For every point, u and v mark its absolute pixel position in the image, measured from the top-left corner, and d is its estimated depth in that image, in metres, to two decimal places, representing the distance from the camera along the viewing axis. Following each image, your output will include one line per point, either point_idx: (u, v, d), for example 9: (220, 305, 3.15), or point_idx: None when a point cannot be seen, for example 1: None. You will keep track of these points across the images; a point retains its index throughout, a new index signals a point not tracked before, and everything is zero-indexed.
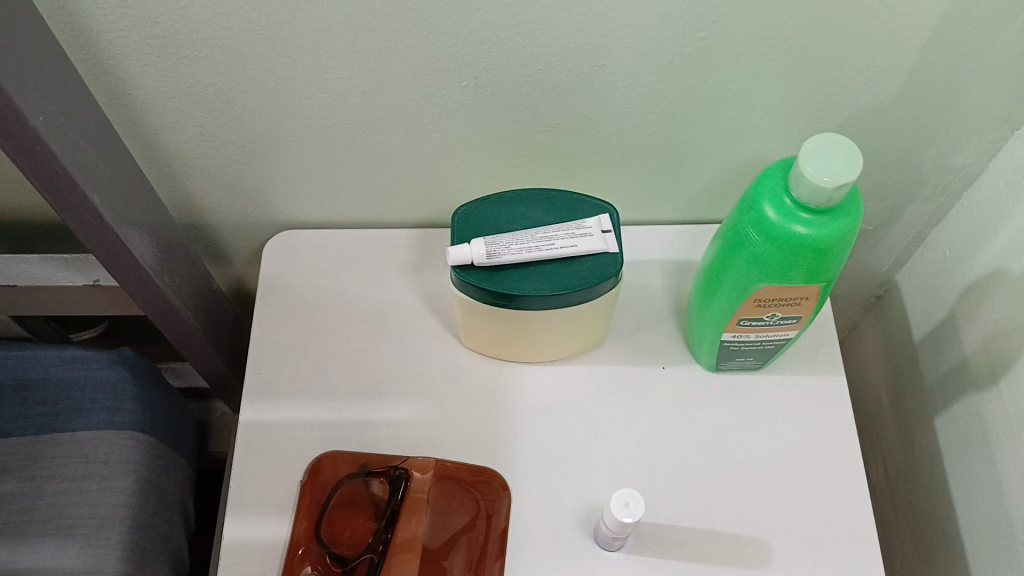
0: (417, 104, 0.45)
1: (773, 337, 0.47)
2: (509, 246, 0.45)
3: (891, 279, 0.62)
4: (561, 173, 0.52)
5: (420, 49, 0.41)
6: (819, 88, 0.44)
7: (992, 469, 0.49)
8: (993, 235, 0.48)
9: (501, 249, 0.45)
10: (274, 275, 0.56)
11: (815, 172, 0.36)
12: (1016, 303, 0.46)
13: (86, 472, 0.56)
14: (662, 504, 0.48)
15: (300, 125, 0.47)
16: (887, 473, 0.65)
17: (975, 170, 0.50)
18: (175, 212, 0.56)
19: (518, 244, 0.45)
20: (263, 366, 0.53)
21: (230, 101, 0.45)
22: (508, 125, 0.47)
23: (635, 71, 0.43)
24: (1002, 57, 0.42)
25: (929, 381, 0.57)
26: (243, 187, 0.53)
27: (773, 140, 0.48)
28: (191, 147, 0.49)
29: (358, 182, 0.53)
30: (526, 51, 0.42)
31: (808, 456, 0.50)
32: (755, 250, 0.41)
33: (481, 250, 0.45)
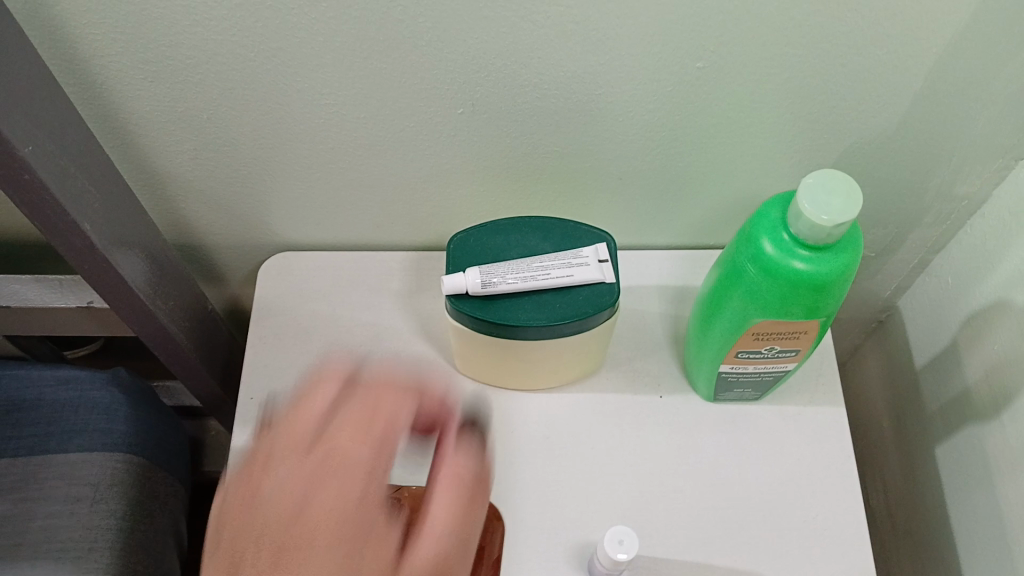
0: (414, 130, 0.45)
1: (771, 369, 0.47)
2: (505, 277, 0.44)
3: (892, 304, 0.61)
4: (559, 199, 0.51)
5: (417, 75, 0.41)
6: (820, 117, 0.43)
7: (993, 501, 0.48)
8: (995, 266, 0.48)
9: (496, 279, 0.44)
10: (269, 298, 0.56)
11: (814, 209, 0.36)
12: (1017, 334, 0.45)
13: (77, 494, 0.55)
14: (657, 536, 0.47)
15: (295, 149, 0.47)
16: (887, 499, 0.65)
17: (979, 199, 0.49)
18: (169, 234, 0.55)
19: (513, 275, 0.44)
20: (255, 391, 0.52)
21: (224, 125, 0.45)
22: (506, 151, 0.47)
23: (633, 98, 0.42)
24: (1008, 87, 0.41)
25: (930, 410, 0.56)
26: (238, 210, 0.53)
27: (774, 168, 0.48)
28: (186, 171, 0.49)
29: (355, 205, 0.52)
30: (523, 79, 0.41)
31: (807, 487, 0.49)
32: (753, 285, 0.40)
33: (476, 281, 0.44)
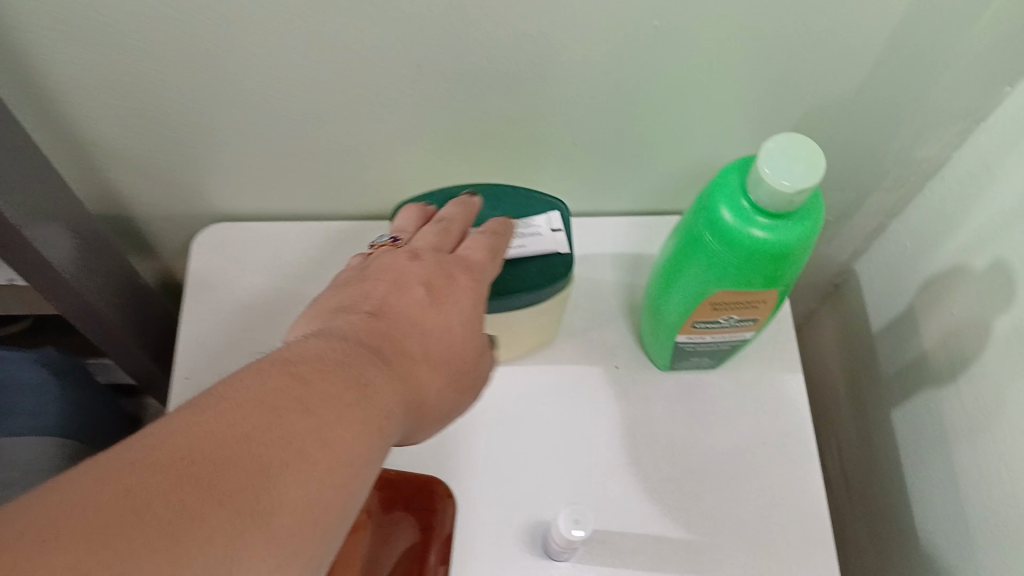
0: (355, 94, 0.42)
1: (729, 339, 0.46)
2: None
3: (849, 268, 0.60)
4: (511, 165, 0.49)
5: (357, 36, 0.38)
6: (779, 79, 0.42)
7: (949, 467, 0.48)
8: (953, 231, 0.47)
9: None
10: (207, 272, 0.53)
11: (774, 175, 0.34)
12: (975, 300, 0.44)
13: (8, 478, 0.52)
14: (613, 510, 0.46)
15: (228, 114, 0.44)
16: (842, 462, 0.64)
17: (938, 162, 0.48)
18: (97, 206, 0.52)
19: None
20: (191, 370, 0.50)
21: (149, 90, 0.42)
22: (454, 116, 0.44)
23: (587, 60, 0.40)
24: (970, 48, 0.40)
25: (886, 374, 0.56)
26: (170, 179, 0.50)
27: (731, 132, 0.46)
28: (111, 139, 0.46)
29: (296, 173, 0.50)
30: (469, 40, 0.39)
31: (764, 456, 0.48)
32: (711, 254, 0.39)
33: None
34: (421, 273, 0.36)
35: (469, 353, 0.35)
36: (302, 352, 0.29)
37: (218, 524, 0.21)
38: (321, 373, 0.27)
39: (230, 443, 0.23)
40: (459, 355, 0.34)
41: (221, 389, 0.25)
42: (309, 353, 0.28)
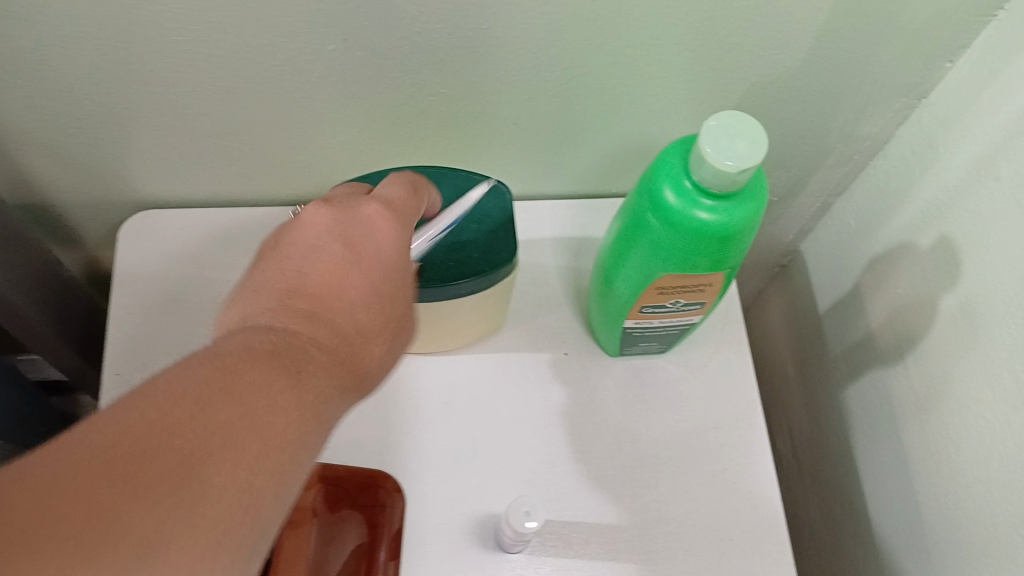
0: (282, 72, 0.40)
1: (677, 322, 0.45)
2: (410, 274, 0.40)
3: (795, 247, 0.60)
4: (450, 147, 0.48)
5: (280, 9, 0.36)
6: (721, 53, 0.41)
7: (898, 445, 0.47)
8: (898, 208, 0.46)
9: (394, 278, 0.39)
10: (135, 263, 0.51)
11: (717, 154, 0.33)
12: (921, 277, 0.44)
13: None
14: (565, 500, 0.45)
15: (148, 95, 0.41)
16: (793, 443, 0.64)
17: (882, 138, 0.48)
18: (15, 195, 0.49)
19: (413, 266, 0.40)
20: (121, 366, 0.47)
21: (61, 69, 0.39)
22: (388, 95, 0.43)
23: (523, 34, 0.39)
24: (913, 22, 0.39)
25: (834, 353, 0.56)
26: (91, 165, 0.47)
27: (674, 109, 0.45)
28: (25, 122, 0.43)
29: (225, 157, 0.48)
30: (400, 14, 0.37)
31: (715, 440, 0.47)
32: (656, 237, 0.38)
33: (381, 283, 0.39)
34: (344, 227, 0.33)
35: (406, 315, 0.35)
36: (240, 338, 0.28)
37: (153, 518, 0.22)
38: (258, 364, 0.27)
39: (167, 431, 0.23)
40: (396, 317, 0.34)
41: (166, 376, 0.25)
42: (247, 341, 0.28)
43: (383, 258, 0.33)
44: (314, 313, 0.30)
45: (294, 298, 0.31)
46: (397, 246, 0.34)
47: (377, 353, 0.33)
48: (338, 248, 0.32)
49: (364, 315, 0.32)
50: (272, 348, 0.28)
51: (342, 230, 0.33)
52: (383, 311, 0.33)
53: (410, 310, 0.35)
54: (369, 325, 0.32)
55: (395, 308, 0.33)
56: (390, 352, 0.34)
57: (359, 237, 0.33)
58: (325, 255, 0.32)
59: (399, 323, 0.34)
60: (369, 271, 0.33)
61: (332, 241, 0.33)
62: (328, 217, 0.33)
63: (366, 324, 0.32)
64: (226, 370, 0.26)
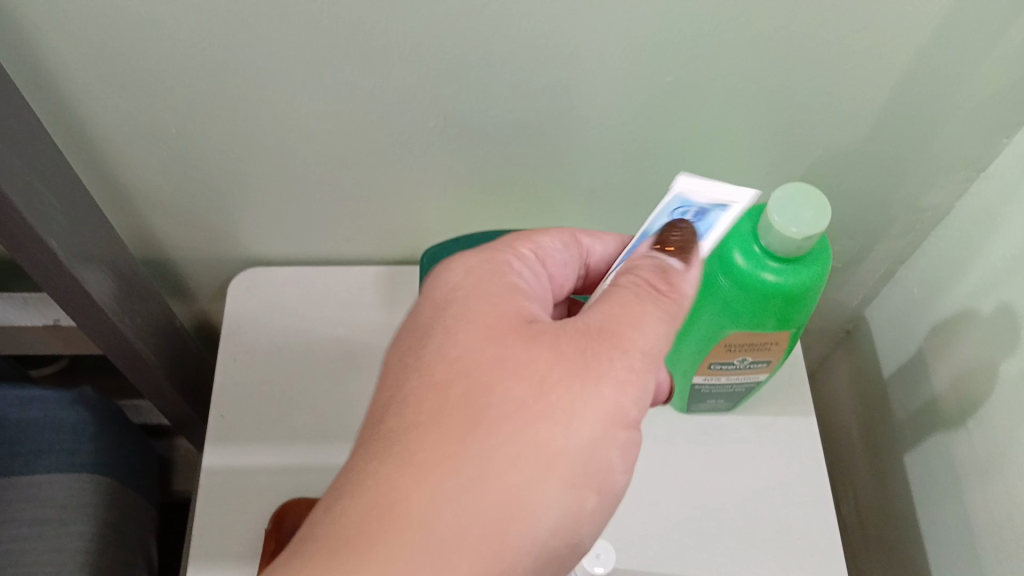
0: (385, 143, 0.45)
1: (744, 380, 0.47)
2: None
3: (860, 313, 0.62)
4: (532, 211, 0.52)
5: (389, 89, 0.41)
6: (788, 129, 0.44)
7: (961, 507, 0.49)
8: (960, 276, 0.48)
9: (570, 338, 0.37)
10: (239, 313, 0.55)
11: (784, 222, 0.36)
12: (981, 343, 0.46)
13: (45, 516, 0.54)
14: (632, 548, 0.47)
15: (265, 162, 0.46)
16: (857, 506, 0.65)
17: (943, 209, 0.50)
18: (137, 249, 0.54)
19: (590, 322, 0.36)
20: (226, 409, 0.52)
21: (193, 139, 0.44)
22: (478, 164, 0.47)
23: (605, 112, 0.43)
24: (970, 100, 0.42)
25: (898, 418, 0.57)
26: (207, 224, 0.52)
27: (743, 178, 0.48)
28: (155, 186, 0.48)
29: (327, 218, 0.52)
30: (494, 93, 0.41)
31: (780, 496, 0.49)
32: (725, 297, 0.40)
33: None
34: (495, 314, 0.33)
35: (595, 423, 0.31)
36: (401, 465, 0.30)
37: None
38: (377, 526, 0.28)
39: None
40: (587, 435, 0.30)
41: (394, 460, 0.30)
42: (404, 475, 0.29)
43: (539, 374, 0.31)
44: (475, 456, 0.29)
45: (431, 427, 0.30)
46: (554, 351, 0.31)
47: (557, 487, 0.30)
48: (472, 372, 0.31)
49: (521, 446, 0.30)
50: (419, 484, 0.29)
51: (482, 347, 0.32)
52: (542, 433, 0.30)
53: (610, 412, 0.31)
54: (528, 454, 0.30)
55: (568, 430, 0.30)
56: (589, 470, 0.31)
57: (499, 348, 0.31)
58: (466, 374, 0.31)
59: (596, 435, 0.31)
60: (511, 392, 0.30)
61: (492, 357, 0.31)
62: (499, 331, 0.32)
63: (536, 460, 0.30)
64: (411, 486, 0.29)
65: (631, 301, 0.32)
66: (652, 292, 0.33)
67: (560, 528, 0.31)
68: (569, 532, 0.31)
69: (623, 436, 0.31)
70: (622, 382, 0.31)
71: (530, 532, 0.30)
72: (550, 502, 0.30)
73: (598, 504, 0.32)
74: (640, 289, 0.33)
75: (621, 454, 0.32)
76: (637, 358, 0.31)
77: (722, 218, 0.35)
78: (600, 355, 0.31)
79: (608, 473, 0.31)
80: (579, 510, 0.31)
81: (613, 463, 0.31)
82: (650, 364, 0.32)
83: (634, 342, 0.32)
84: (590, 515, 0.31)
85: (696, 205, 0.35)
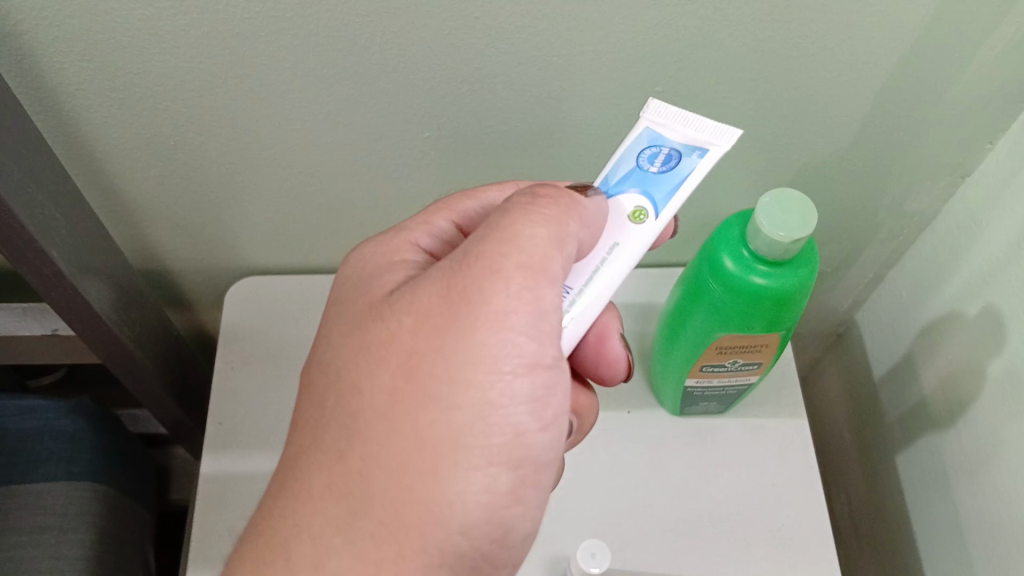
0: (381, 154, 0.46)
1: (735, 382, 0.48)
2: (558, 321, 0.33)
3: (850, 317, 0.63)
4: None
5: (384, 102, 0.42)
6: (776, 137, 0.45)
7: (952, 506, 0.49)
8: (946, 280, 0.49)
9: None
10: (237, 323, 0.56)
11: (771, 226, 0.37)
12: (968, 345, 0.47)
13: (44, 523, 0.54)
14: (628, 550, 0.48)
15: (262, 174, 0.47)
16: (850, 508, 0.66)
17: (929, 215, 0.51)
18: (136, 261, 0.55)
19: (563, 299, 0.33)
20: (224, 416, 0.52)
21: (191, 152, 0.45)
22: (472, 174, 0.48)
23: (596, 122, 0.44)
24: (953, 107, 0.43)
25: (889, 420, 0.58)
26: (205, 235, 0.53)
27: (733, 185, 0.49)
28: (154, 199, 0.49)
29: (323, 228, 0.53)
30: (488, 104, 0.42)
31: (773, 497, 0.50)
32: (715, 300, 0.41)
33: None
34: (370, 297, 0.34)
35: (473, 376, 0.30)
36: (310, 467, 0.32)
37: None
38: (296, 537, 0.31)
39: None
40: (472, 399, 0.30)
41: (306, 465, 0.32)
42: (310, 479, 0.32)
43: (403, 345, 0.31)
44: (365, 442, 0.31)
45: (321, 434, 0.32)
46: (417, 313, 0.31)
47: (456, 456, 0.30)
48: (355, 362, 0.32)
49: (405, 425, 0.30)
50: (319, 494, 0.31)
51: (353, 336, 0.33)
52: (423, 405, 0.30)
53: (487, 358, 0.30)
54: (411, 430, 0.30)
55: (446, 400, 0.30)
56: (481, 427, 0.30)
57: (371, 329, 0.32)
58: (342, 368, 0.33)
59: (474, 398, 0.30)
60: (383, 375, 0.31)
61: (370, 340, 0.32)
62: (377, 311, 0.33)
63: (424, 434, 0.30)
64: (320, 492, 0.31)
65: (505, 222, 0.31)
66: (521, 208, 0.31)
67: (481, 493, 0.31)
68: (500, 500, 0.32)
69: (509, 379, 0.31)
70: (495, 315, 0.30)
71: (441, 508, 0.30)
72: (452, 473, 0.30)
73: (514, 459, 0.31)
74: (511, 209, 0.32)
75: (520, 394, 0.31)
76: (514, 277, 0.30)
77: (698, 164, 0.33)
78: (468, 292, 0.30)
79: (510, 426, 0.31)
80: (490, 470, 0.31)
81: (513, 409, 0.31)
82: (533, 279, 0.30)
83: (505, 263, 0.30)
84: (510, 477, 0.31)
85: (667, 146, 0.34)
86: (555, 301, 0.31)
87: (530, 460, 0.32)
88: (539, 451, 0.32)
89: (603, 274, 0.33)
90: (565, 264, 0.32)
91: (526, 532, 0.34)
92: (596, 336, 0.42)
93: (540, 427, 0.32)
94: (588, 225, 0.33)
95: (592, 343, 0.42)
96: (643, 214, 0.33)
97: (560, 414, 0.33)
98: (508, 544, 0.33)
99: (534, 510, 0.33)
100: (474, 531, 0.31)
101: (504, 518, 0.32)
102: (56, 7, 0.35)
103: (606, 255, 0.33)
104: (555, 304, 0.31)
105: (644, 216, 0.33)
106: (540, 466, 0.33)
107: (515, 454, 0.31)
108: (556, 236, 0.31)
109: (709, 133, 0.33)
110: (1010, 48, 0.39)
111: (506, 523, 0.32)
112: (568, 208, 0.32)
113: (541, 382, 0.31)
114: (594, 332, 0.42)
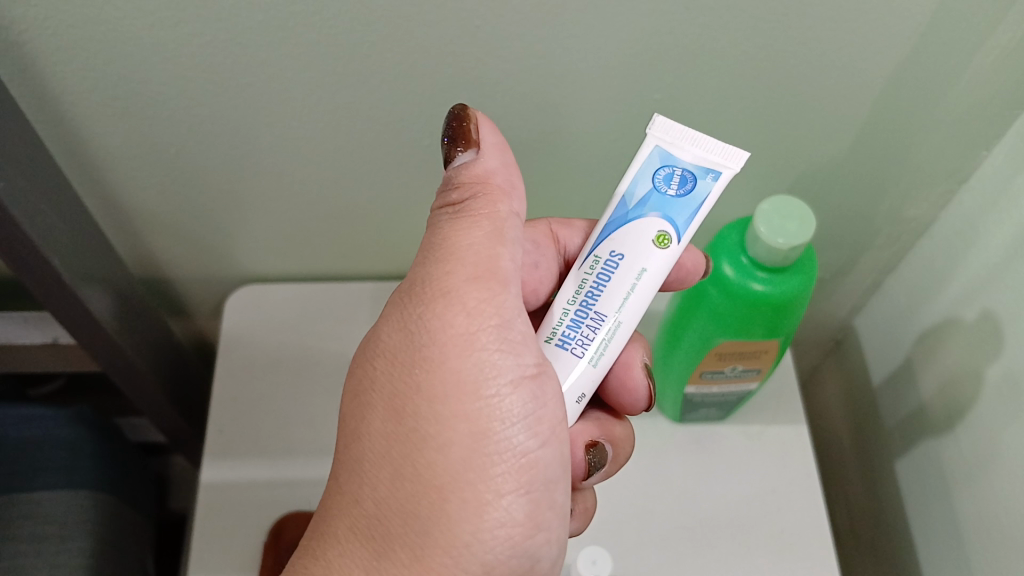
0: (381, 162, 0.46)
1: (735, 388, 0.48)
2: (594, 349, 0.33)
3: (849, 322, 0.63)
4: None
5: (384, 110, 0.42)
6: (775, 143, 0.45)
7: (951, 511, 0.49)
8: (944, 285, 0.49)
9: (571, 343, 0.33)
10: (237, 330, 0.56)
11: (771, 233, 0.37)
12: (966, 350, 0.47)
13: (44, 532, 0.54)
14: (628, 557, 0.48)
15: (262, 182, 0.47)
16: (850, 514, 0.66)
17: (927, 221, 0.51)
18: (136, 269, 0.55)
19: (598, 328, 0.33)
20: (224, 424, 0.52)
21: (192, 161, 0.45)
22: None
23: (595, 129, 0.44)
24: (950, 114, 0.43)
25: (888, 426, 0.58)
26: (204, 243, 0.53)
27: (732, 191, 0.49)
28: (154, 207, 0.49)
29: (321, 235, 0.53)
30: (487, 112, 0.42)
31: (774, 502, 0.50)
32: (714, 307, 0.41)
33: (575, 391, 0.33)
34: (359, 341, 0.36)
35: (460, 406, 0.31)
36: (330, 507, 0.33)
37: None
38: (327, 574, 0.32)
39: None
40: (464, 425, 0.31)
41: (327, 507, 0.34)
42: (330, 519, 0.33)
43: (391, 381, 0.32)
44: (368, 477, 0.32)
45: (335, 478, 0.34)
46: (397, 348, 0.33)
47: (460, 483, 0.31)
48: (351, 409, 0.34)
49: (407, 469, 0.31)
50: (344, 538, 0.32)
51: (348, 380, 0.35)
52: (418, 447, 0.31)
53: (467, 384, 0.32)
54: (413, 473, 0.31)
55: (440, 431, 0.31)
56: (482, 459, 0.32)
57: (360, 371, 0.34)
58: (341, 412, 0.34)
59: (467, 423, 0.31)
60: (377, 412, 0.33)
61: (360, 380, 0.34)
62: (365, 351, 0.34)
63: (423, 465, 0.31)
64: (341, 529, 0.33)
65: (442, 236, 0.33)
66: (454, 215, 0.33)
67: (498, 528, 0.32)
68: (520, 531, 0.32)
69: (497, 399, 0.32)
70: (462, 337, 0.32)
71: (459, 540, 0.31)
72: (464, 511, 0.31)
73: (525, 485, 0.32)
74: (446, 219, 0.33)
75: (514, 415, 0.32)
76: (466, 294, 0.32)
77: (712, 186, 0.32)
78: (431, 320, 0.32)
79: (511, 450, 0.32)
80: (502, 499, 0.32)
81: (510, 432, 0.32)
82: (485, 288, 0.32)
83: (453, 279, 0.32)
84: (525, 503, 0.32)
85: (680, 166, 0.33)
86: (516, 304, 0.33)
87: (541, 481, 0.33)
88: (548, 467, 0.33)
89: (634, 300, 0.33)
90: (513, 257, 0.33)
91: (554, 555, 0.35)
92: (621, 367, 0.41)
93: (540, 447, 0.33)
94: (517, 198, 0.34)
95: (618, 374, 0.41)
96: (667, 239, 0.32)
97: (562, 429, 0.33)
98: (538, 571, 0.34)
99: (557, 533, 0.34)
100: (501, 560, 0.32)
101: (529, 548, 0.33)
102: (59, 17, 0.35)
103: (634, 282, 0.33)
104: (517, 307, 0.33)
105: (667, 241, 0.32)
106: (552, 485, 0.33)
107: (523, 478, 0.32)
108: (493, 233, 0.33)
109: (719, 154, 0.32)
110: (1006, 54, 0.39)
111: (532, 553, 0.33)
112: (492, 191, 0.33)
113: (531, 395, 0.32)
114: (619, 364, 0.41)
